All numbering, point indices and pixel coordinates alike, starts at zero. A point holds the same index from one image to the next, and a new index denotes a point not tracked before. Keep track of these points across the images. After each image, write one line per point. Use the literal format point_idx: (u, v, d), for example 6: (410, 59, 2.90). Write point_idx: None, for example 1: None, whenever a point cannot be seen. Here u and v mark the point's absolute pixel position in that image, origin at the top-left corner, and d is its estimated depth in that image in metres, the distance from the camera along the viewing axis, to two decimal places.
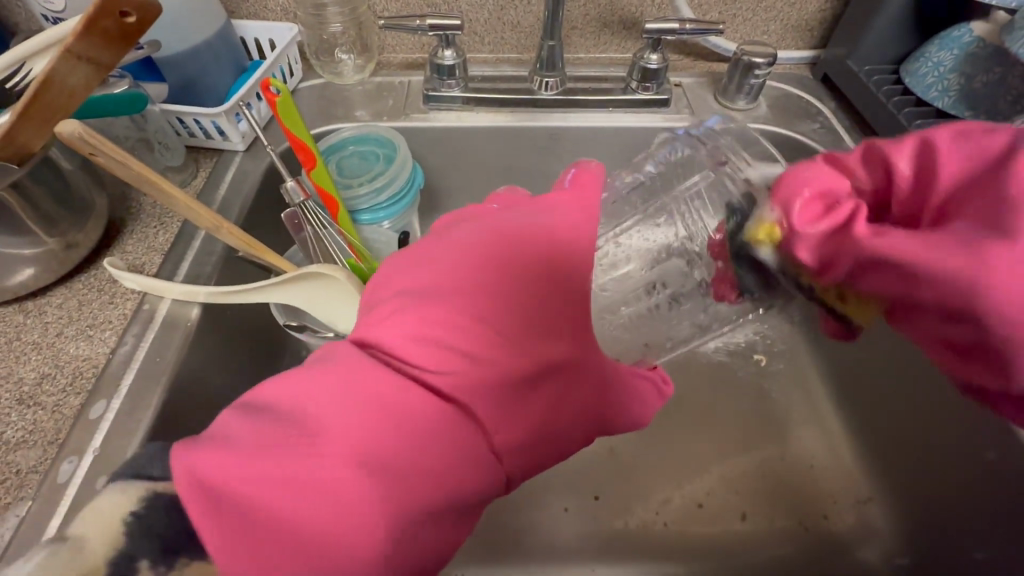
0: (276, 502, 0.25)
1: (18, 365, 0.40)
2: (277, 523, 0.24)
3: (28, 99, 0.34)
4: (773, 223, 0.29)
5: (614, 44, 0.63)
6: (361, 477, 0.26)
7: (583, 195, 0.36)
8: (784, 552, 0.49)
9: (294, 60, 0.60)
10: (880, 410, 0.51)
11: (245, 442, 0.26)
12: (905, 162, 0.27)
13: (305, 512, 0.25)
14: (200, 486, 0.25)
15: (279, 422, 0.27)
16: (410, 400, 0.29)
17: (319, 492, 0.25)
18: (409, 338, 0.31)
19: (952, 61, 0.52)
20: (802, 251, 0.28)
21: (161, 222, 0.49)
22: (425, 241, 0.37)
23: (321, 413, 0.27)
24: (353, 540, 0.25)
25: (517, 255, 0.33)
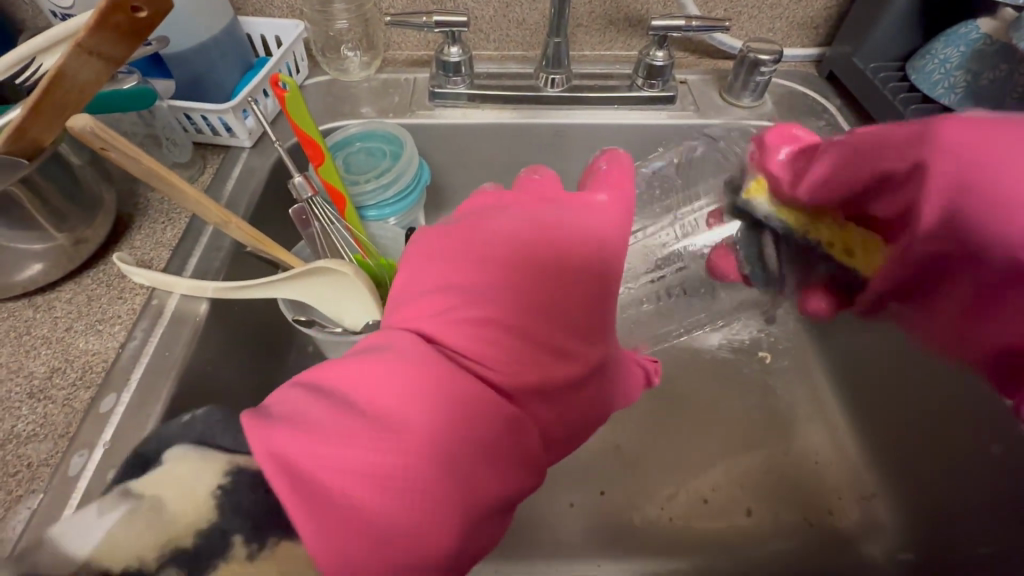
0: (361, 492, 0.24)
1: (28, 360, 0.40)
2: (352, 511, 0.24)
3: (39, 94, 0.35)
4: (762, 179, 0.38)
5: (620, 42, 0.63)
6: (440, 471, 0.26)
7: (619, 187, 0.38)
8: (790, 548, 0.49)
9: (300, 57, 0.60)
10: (885, 406, 0.51)
11: (324, 427, 0.25)
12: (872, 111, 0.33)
13: (387, 503, 0.25)
14: (285, 468, 0.24)
15: (353, 410, 0.26)
16: (481, 396, 0.29)
17: (389, 480, 0.25)
18: (471, 334, 0.30)
19: (958, 58, 0.51)
20: (777, 168, 0.37)
21: (169, 218, 0.49)
22: (468, 221, 0.35)
23: (398, 404, 0.27)
24: (432, 535, 0.25)
25: (573, 256, 0.33)
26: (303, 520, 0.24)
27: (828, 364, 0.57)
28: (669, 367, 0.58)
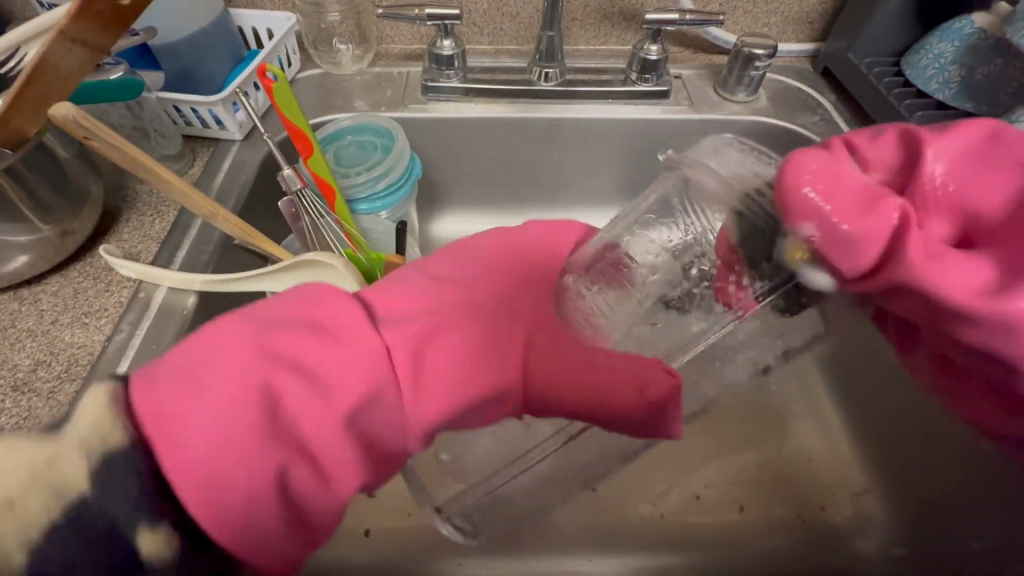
0: (205, 378, 0.26)
1: (13, 352, 0.40)
2: (189, 386, 0.25)
3: (23, 82, 0.34)
4: (800, 245, 0.26)
5: (614, 36, 0.63)
6: (281, 374, 0.27)
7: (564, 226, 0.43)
8: (782, 544, 0.49)
9: (292, 50, 0.60)
10: (878, 401, 0.51)
11: (217, 330, 0.28)
12: (894, 152, 0.29)
13: (220, 393, 0.25)
14: (168, 359, 0.26)
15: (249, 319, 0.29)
16: (358, 329, 0.29)
17: (233, 375, 0.26)
18: (393, 297, 0.34)
19: (952, 52, 0.51)
20: (845, 264, 0.26)
21: (158, 211, 0.49)
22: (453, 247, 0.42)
23: (280, 318, 0.29)
24: (251, 429, 0.25)
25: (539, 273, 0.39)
26: (146, 399, 0.24)
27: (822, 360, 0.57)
28: None
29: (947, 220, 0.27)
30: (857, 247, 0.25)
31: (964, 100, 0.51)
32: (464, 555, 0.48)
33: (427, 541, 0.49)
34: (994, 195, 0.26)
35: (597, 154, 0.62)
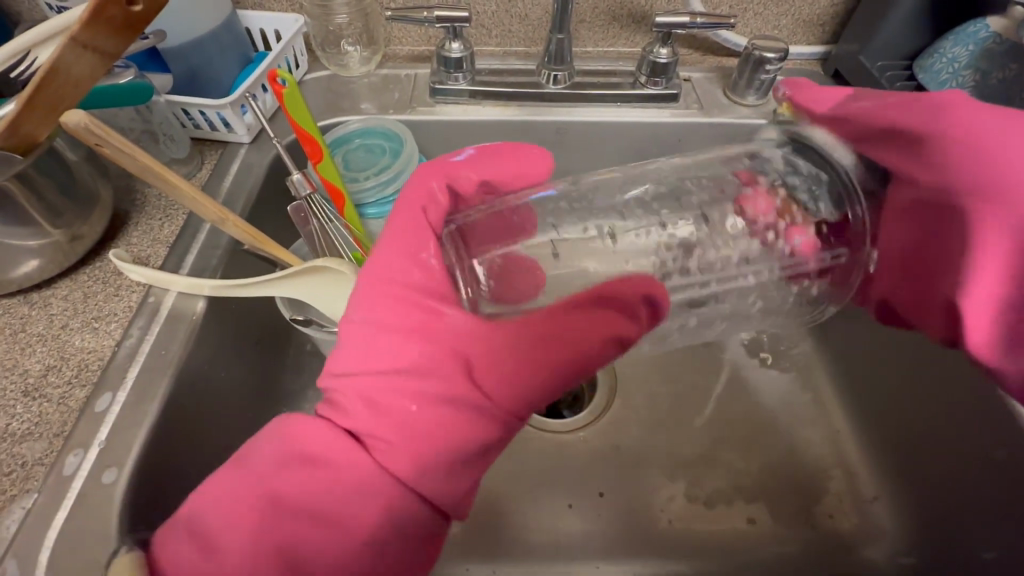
0: (215, 518, 0.33)
1: (23, 357, 0.40)
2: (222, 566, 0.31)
3: (33, 87, 0.34)
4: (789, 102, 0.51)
5: (623, 38, 0.63)
6: (271, 497, 0.33)
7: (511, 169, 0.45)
8: (791, 552, 0.48)
9: (300, 52, 0.59)
10: (890, 409, 0.51)
11: (214, 485, 0.34)
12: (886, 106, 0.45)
13: (229, 528, 0.32)
14: (183, 520, 0.33)
15: (231, 469, 0.34)
16: (332, 442, 0.35)
17: (239, 510, 0.33)
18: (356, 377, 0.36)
19: (967, 57, 0.51)
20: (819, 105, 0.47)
21: (167, 214, 0.49)
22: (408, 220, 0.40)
23: (258, 455, 0.35)
24: (250, 552, 0.31)
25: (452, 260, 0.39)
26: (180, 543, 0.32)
27: (831, 366, 0.57)
28: (669, 369, 0.58)
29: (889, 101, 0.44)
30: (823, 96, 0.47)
31: None
32: (470, 560, 0.48)
33: None
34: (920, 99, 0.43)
35: (606, 156, 0.62)
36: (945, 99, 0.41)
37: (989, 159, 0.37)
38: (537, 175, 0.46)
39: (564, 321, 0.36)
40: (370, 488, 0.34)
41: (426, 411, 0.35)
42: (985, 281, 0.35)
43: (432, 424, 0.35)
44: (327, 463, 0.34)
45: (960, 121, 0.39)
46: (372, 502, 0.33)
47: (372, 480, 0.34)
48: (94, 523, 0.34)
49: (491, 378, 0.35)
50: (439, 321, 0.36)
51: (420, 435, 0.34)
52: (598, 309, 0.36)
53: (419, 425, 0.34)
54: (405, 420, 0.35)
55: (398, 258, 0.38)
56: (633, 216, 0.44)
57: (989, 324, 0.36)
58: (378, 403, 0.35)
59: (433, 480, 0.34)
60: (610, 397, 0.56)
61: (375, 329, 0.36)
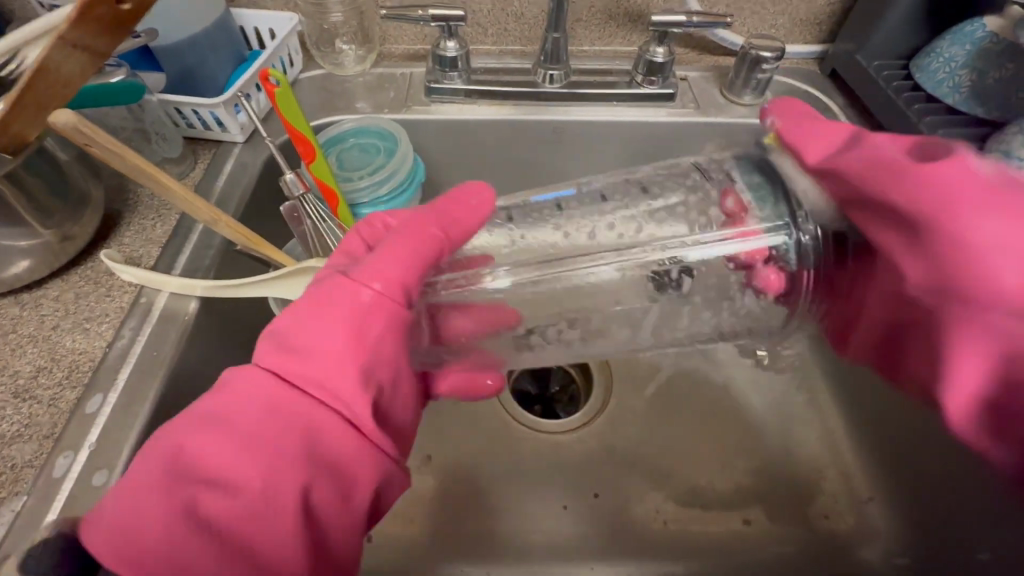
0: (129, 506, 0.27)
1: (14, 358, 0.40)
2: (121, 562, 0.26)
3: (22, 87, 0.34)
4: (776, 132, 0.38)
5: (619, 37, 0.62)
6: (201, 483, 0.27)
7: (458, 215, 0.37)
8: (786, 553, 0.48)
9: (295, 50, 0.59)
10: (886, 409, 0.50)
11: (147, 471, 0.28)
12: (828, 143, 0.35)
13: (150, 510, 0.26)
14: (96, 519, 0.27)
15: (148, 462, 0.28)
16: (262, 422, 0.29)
17: (163, 492, 0.27)
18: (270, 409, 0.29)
19: (963, 57, 0.51)
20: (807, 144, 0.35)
21: (159, 214, 0.48)
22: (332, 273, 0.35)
23: (178, 449, 0.28)
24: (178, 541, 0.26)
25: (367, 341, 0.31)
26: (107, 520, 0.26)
27: (827, 367, 0.56)
28: (665, 369, 0.57)
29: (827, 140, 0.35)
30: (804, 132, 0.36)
31: (975, 105, 0.50)
32: (465, 561, 0.48)
33: (424, 548, 0.48)
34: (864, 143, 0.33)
35: (603, 156, 0.61)
36: (944, 174, 0.28)
37: (948, 242, 0.27)
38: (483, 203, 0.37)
39: None
40: (283, 440, 0.29)
41: (327, 339, 0.30)
42: (962, 377, 0.28)
43: (339, 348, 0.30)
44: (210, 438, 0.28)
45: (931, 188, 0.28)
46: (292, 451, 0.29)
47: (324, 466, 0.29)
48: None
49: (363, 271, 0.32)
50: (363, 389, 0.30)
51: (327, 362, 0.30)
52: None
53: (327, 355, 0.30)
54: (320, 361, 0.30)
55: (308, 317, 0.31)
56: (631, 217, 0.38)
57: (970, 409, 0.29)
58: (292, 348, 0.31)
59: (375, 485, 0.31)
60: (606, 398, 0.56)
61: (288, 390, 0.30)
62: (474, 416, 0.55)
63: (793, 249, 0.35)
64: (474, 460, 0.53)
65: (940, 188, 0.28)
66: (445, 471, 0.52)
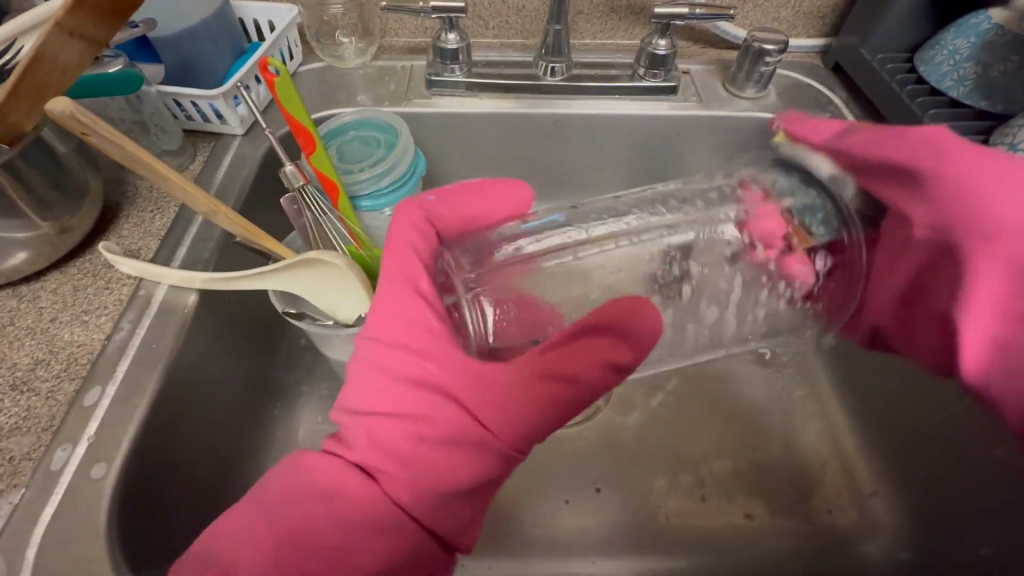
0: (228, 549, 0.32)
1: (12, 351, 0.39)
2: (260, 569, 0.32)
3: (18, 75, 0.33)
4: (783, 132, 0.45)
5: (621, 30, 0.62)
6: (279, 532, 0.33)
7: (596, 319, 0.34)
8: (789, 548, 0.48)
9: (294, 43, 0.59)
10: (887, 405, 0.50)
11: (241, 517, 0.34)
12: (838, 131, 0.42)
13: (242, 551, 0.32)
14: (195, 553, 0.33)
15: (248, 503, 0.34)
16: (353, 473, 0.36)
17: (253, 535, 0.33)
18: (370, 442, 0.36)
19: (968, 49, 0.50)
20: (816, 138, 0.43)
21: (158, 207, 0.48)
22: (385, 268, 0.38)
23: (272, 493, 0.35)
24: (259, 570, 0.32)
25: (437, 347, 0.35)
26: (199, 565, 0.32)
27: (829, 363, 0.56)
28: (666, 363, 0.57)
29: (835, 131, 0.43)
30: (814, 126, 0.43)
31: (979, 98, 0.50)
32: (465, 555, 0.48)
33: None
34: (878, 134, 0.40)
35: (605, 149, 0.61)
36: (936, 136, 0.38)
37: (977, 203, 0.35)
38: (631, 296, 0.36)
39: (569, 351, 0.35)
40: (399, 540, 0.34)
41: (448, 454, 0.35)
42: (980, 323, 0.35)
43: (465, 476, 0.35)
44: (349, 493, 0.35)
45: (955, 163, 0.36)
46: (394, 521, 0.34)
47: (394, 503, 0.35)
48: (83, 519, 0.33)
49: (504, 426, 0.35)
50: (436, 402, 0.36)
51: (444, 494, 0.35)
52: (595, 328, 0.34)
53: (448, 479, 0.35)
54: (406, 396, 0.36)
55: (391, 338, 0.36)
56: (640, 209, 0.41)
57: (983, 357, 0.35)
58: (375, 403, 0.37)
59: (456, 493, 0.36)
60: (607, 394, 0.56)
61: (385, 408, 0.36)
62: None
63: (821, 225, 0.38)
64: None
65: (940, 158, 0.37)
66: None
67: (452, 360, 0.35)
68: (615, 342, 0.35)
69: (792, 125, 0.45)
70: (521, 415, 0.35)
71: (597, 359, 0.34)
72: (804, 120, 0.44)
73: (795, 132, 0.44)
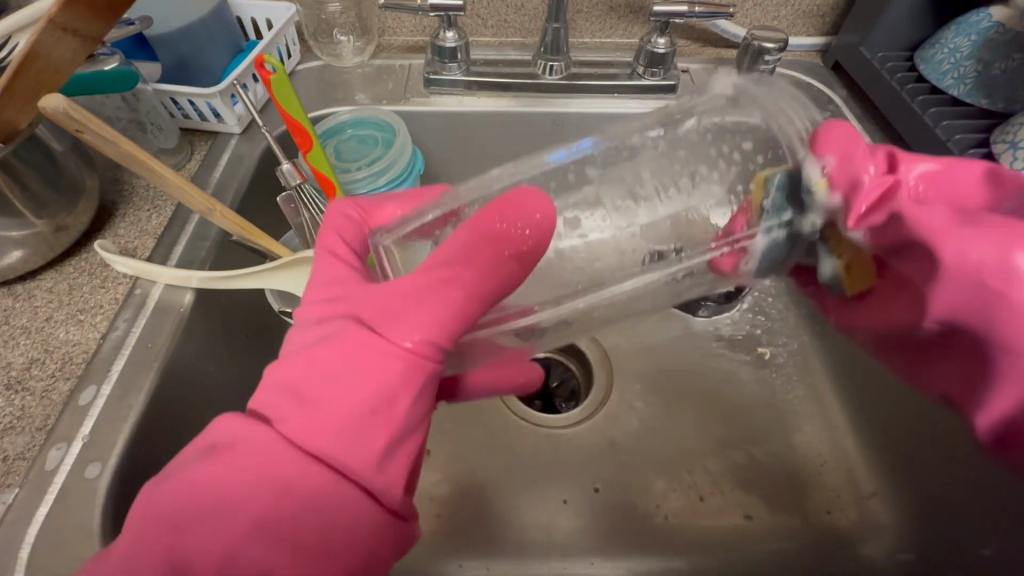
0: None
1: (7, 350, 0.39)
2: (167, 567, 0.27)
3: (12, 72, 0.33)
4: (819, 179, 0.32)
5: (620, 29, 0.62)
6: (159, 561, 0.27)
7: (478, 254, 0.31)
8: (787, 549, 0.48)
9: (292, 41, 0.58)
10: (886, 404, 0.50)
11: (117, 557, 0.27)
12: (863, 204, 0.32)
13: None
14: None
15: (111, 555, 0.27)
16: (234, 481, 0.28)
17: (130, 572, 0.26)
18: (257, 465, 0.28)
19: (969, 47, 0.50)
20: (859, 207, 0.32)
21: (154, 206, 0.48)
22: (335, 340, 0.31)
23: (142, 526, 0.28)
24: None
25: (348, 342, 0.31)
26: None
27: (829, 361, 0.56)
28: (664, 363, 0.57)
29: (865, 202, 0.32)
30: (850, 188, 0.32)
31: (980, 96, 0.50)
32: (464, 557, 0.48)
33: (423, 544, 0.48)
34: (934, 218, 0.30)
35: None
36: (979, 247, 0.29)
37: (998, 323, 0.29)
38: (537, 200, 0.31)
39: (483, 278, 0.31)
40: (297, 491, 0.28)
41: (351, 423, 0.29)
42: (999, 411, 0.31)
43: (366, 393, 0.29)
44: (246, 449, 0.29)
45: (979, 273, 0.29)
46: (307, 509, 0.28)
47: (322, 494, 0.28)
48: (77, 518, 0.33)
49: (399, 328, 0.30)
50: (346, 451, 0.29)
51: (343, 430, 0.29)
52: (494, 246, 0.30)
53: (345, 414, 0.29)
54: (312, 412, 0.29)
55: (316, 364, 0.31)
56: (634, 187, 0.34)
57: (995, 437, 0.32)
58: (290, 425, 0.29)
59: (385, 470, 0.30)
60: (605, 394, 0.55)
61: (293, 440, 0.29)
62: (476, 415, 0.54)
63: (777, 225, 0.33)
64: (472, 454, 0.52)
65: (981, 278, 0.29)
66: (445, 463, 0.52)
67: (369, 293, 0.32)
68: (508, 255, 0.31)
69: (823, 147, 0.33)
70: (421, 313, 0.30)
71: (497, 254, 0.30)
72: (832, 144, 0.33)
73: (839, 179, 0.32)
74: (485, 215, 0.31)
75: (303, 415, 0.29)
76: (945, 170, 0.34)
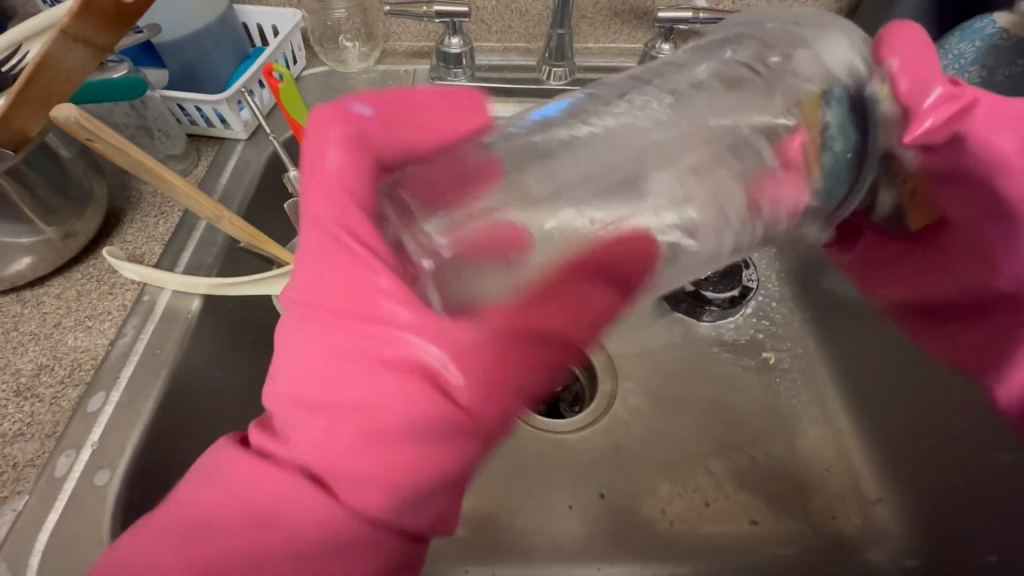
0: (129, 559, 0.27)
1: (15, 356, 0.39)
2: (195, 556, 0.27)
3: (24, 81, 0.33)
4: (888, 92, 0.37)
5: (624, 34, 0.62)
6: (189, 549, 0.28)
7: (564, 284, 0.30)
8: (793, 555, 0.48)
9: (298, 47, 0.59)
10: (892, 408, 0.51)
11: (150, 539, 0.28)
12: (930, 118, 0.35)
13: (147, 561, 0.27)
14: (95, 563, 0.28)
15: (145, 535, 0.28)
16: (266, 491, 0.29)
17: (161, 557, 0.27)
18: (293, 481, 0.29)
19: (973, 53, 0.50)
20: (926, 119, 0.35)
21: (162, 212, 0.48)
22: (371, 373, 0.29)
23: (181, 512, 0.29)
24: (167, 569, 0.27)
25: (383, 374, 0.29)
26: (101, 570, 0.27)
27: (833, 365, 0.56)
28: (669, 366, 0.57)
29: (932, 116, 0.35)
30: (923, 91, 0.35)
31: None
32: (470, 563, 0.48)
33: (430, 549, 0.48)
34: (1008, 146, 0.38)
35: None
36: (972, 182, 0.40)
37: (1006, 253, 0.40)
38: (645, 238, 0.32)
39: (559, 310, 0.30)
40: (326, 519, 0.29)
41: (383, 461, 0.29)
42: None
43: (403, 426, 0.29)
44: (275, 485, 0.29)
45: (992, 205, 0.40)
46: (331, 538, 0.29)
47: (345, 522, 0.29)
48: (86, 526, 0.33)
49: (438, 369, 0.29)
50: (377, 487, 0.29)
51: (377, 463, 0.29)
52: (596, 275, 0.31)
53: (381, 445, 0.29)
54: (345, 442, 0.29)
55: (350, 392, 0.30)
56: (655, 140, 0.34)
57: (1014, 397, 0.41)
58: (323, 447, 0.29)
59: (413, 506, 0.30)
60: (609, 398, 0.56)
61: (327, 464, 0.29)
62: None
63: (835, 142, 0.34)
64: None
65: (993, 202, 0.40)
66: None
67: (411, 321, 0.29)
68: (611, 290, 0.32)
69: (891, 52, 0.37)
70: (461, 356, 0.29)
71: (591, 287, 0.31)
72: (909, 57, 0.36)
73: (906, 87, 0.36)
74: (595, 245, 0.31)
75: (337, 445, 0.29)
76: (998, 104, 0.38)
